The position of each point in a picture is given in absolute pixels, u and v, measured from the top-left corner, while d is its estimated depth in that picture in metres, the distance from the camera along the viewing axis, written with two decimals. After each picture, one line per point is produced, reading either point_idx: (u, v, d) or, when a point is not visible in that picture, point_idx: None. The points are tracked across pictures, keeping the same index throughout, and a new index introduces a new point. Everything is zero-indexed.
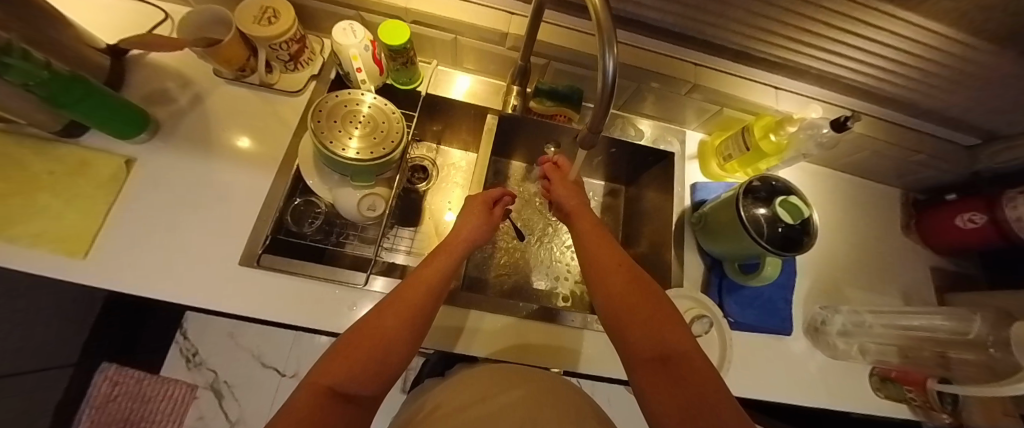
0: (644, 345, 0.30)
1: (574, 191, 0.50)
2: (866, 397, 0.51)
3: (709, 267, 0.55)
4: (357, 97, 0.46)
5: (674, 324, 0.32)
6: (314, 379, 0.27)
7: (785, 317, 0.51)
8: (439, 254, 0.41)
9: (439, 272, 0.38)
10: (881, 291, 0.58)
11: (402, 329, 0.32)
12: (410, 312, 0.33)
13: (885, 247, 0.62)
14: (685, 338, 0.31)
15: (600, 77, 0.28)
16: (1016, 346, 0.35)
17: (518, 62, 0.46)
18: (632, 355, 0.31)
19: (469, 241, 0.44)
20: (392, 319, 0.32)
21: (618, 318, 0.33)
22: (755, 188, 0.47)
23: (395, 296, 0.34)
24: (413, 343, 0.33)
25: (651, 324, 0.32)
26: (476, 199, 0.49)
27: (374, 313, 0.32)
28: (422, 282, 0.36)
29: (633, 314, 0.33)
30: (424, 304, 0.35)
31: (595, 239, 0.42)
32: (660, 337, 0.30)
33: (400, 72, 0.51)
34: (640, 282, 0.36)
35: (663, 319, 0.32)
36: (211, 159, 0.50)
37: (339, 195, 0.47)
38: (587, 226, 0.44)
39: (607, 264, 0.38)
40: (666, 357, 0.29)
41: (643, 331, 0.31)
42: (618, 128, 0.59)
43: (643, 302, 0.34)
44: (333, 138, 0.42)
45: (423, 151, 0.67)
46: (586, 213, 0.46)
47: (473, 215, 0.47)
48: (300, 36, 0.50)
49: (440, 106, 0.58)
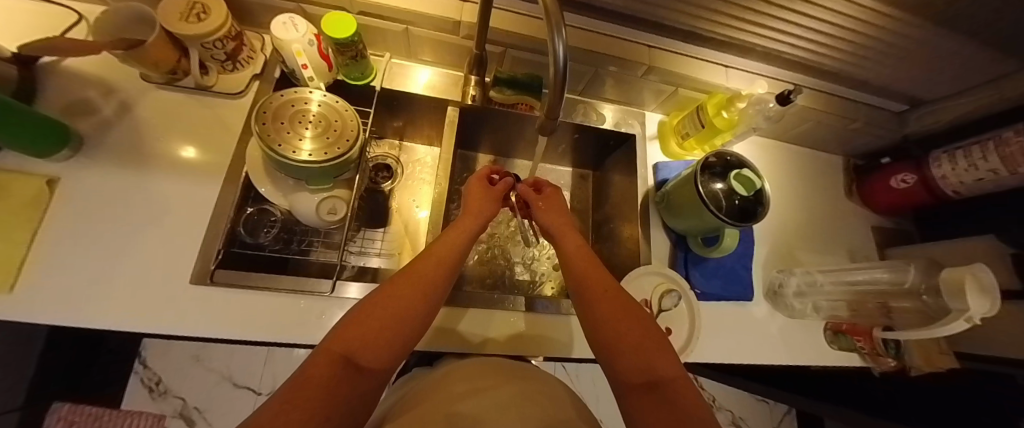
0: (634, 372, 0.31)
1: (553, 208, 0.49)
2: (822, 351, 0.56)
3: (675, 242, 0.57)
4: (305, 96, 0.44)
5: (663, 350, 0.33)
6: (327, 345, 0.27)
7: (746, 284, 0.54)
8: (455, 229, 0.41)
9: (454, 248, 0.39)
10: (831, 252, 0.63)
11: (416, 303, 0.32)
12: (426, 288, 0.34)
13: (832, 211, 0.66)
14: (674, 364, 0.32)
15: (553, 62, 0.28)
16: (948, 292, 0.40)
17: (473, 51, 0.45)
18: (622, 381, 0.32)
19: (482, 219, 0.44)
20: (405, 291, 0.33)
21: (614, 339, 0.34)
22: (711, 164, 0.49)
23: (410, 270, 0.35)
24: (426, 319, 0.33)
25: (643, 347, 0.33)
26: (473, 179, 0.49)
27: (388, 284, 0.33)
28: (437, 258, 0.37)
29: (627, 337, 0.34)
30: (438, 280, 0.35)
31: (585, 261, 0.42)
32: (651, 362, 0.32)
33: (351, 67, 0.49)
34: (627, 306, 0.37)
35: (656, 343, 0.33)
36: (149, 173, 0.46)
37: (295, 200, 0.44)
38: (572, 247, 0.44)
39: (596, 288, 0.38)
40: (655, 384, 0.30)
41: (636, 358, 0.32)
42: (580, 113, 0.60)
43: (636, 324, 0.35)
44: (282, 141, 0.40)
45: (386, 148, 0.65)
46: (572, 232, 0.46)
47: (479, 196, 0.46)
48: (236, 32, 0.47)
49: (398, 101, 0.56)
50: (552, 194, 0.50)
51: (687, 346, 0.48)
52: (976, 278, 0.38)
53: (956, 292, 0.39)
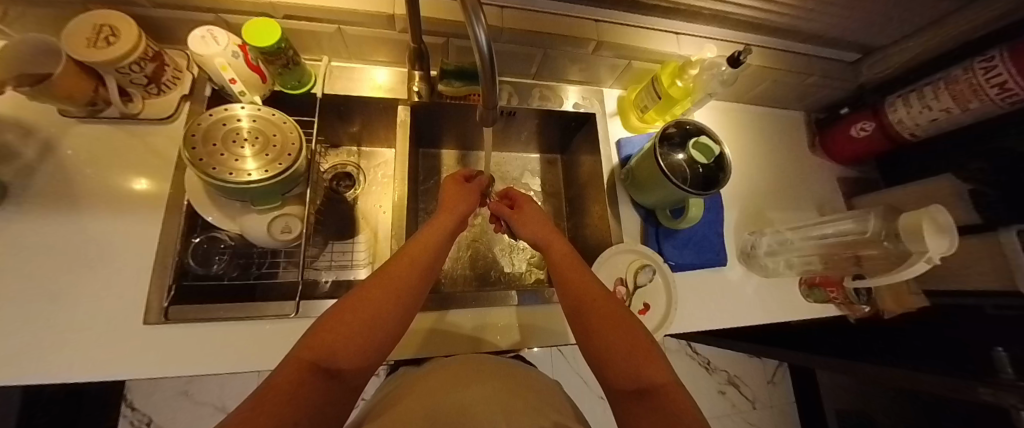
0: (625, 378, 0.30)
1: (535, 217, 0.47)
2: (799, 306, 0.57)
3: (645, 218, 0.56)
4: (236, 113, 0.41)
5: (653, 355, 0.31)
6: (297, 352, 0.26)
7: (719, 250, 0.55)
8: (429, 228, 0.40)
9: (428, 249, 0.37)
10: (800, 208, 0.64)
11: (390, 305, 0.31)
12: (401, 289, 0.32)
13: (799, 167, 0.67)
14: (664, 370, 0.30)
15: (478, 51, 0.26)
16: (908, 235, 0.40)
17: (411, 45, 0.43)
18: (614, 387, 0.31)
19: (458, 215, 0.43)
20: (376, 294, 0.31)
21: (603, 348, 0.32)
22: (670, 135, 0.49)
23: (383, 271, 0.33)
24: (403, 320, 0.32)
25: (631, 354, 0.31)
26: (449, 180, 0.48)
27: (361, 288, 0.31)
28: (409, 259, 0.35)
29: (617, 346, 0.32)
30: (415, 281, 0.34)
31: (570, 267, 0.40)
32: (639, 369, 0.30)
33: (286, 75, 0.46)
34: (616, 312, 0.35)
35: (643, 347, 0.32)
36: (84, 214, 0.43)
37: (245, 223, 0.42)
38: (558, 256, 0.41)
39: (583, 295, 0.36)
40: (646, 391, 0.29)
41: (624, 365, 0.31)
42: (537, 98, 0.58)
43: (624, 325, 0.33)
44: (217, 163, 0.38)
45: (343, 156, 0.63)
46: (558, 241, 0.43)
47: (454, 194, 0.46)
48: (153, 52, 0.43)
49: (346, 106, 0.54)
50: (526, 207, 0.48)
51: (665, 319, 0.48)
52: (932, 219, 0.39)
53: (914, 234, 0.39)
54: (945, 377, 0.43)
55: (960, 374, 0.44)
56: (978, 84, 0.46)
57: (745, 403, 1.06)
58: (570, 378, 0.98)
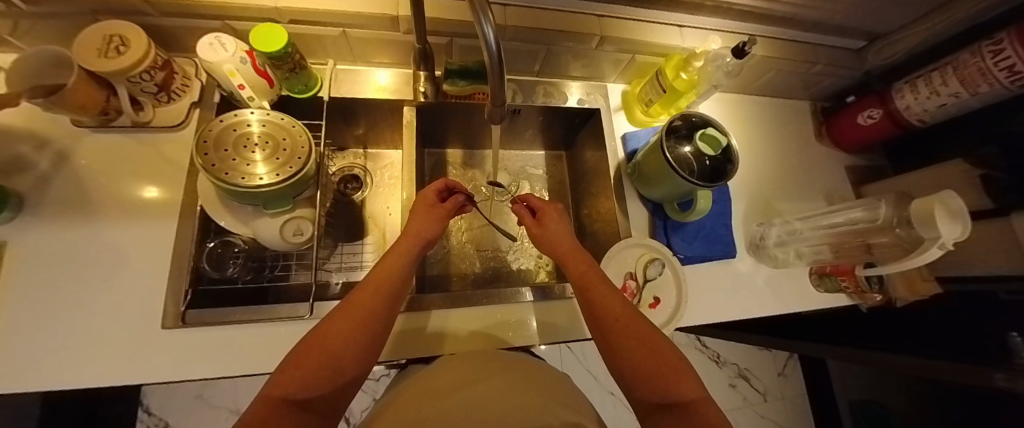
0: (655, 395, 0.30)
1: (558, 225, 0.46)
2: (811, 297, 0.57)
3: (652, 211, 0.56)
4: (245, 118, 0.42)
5: (680, 370, 0.32)
6: (267, 390, 0.26)
7: (728, 242, 0.54)
8: (393, 253, 0.39)
9: (394, 273, 0.37)
10: (808, 198, 0.63)
11: (358, 334, 0.31)
12: (366, 317, 0.32)
13: (805, 158, 0.66)
14: (693, 385, 0.31)
15: (486, 50, 0.27)
16: (919, 222, 0.40)
17: (416, 46, 0.43)
18: (645, 404, 0.31)
19: (425, 238, 0.42)
20: (340, 326, 0.31)
21: (626, 370, 0.33)
22: (676, 128, 0.48)
23: (348, 302, 0.33)
24: (371, 349, 0.32)
25: (656, 373, 0.31)
26: (421, 200, 0.46)
27: (325, 321, 0.31)
28: (375, 285, 0.35)
29: (643, 365, 0.32)
30: (380, 307, 0.33)
31: (592, 283, 0.39)
32: (668, 386, 0.30)
33: (293, 79, 0.47)
34: (637, 328, 0.34)
35: (670, 361, 0.32)
36: (101, 223, 0.43)
37: (257, 227, 0.42)
38: (581, 267, 0.41)
39: (607, 313, 0.36)
40: (677, 405, 0.30)
41: (652, 382, 0.31)
42: (542, 94, 0.58)
43: (648, 343, 0.33)
44: (229, 169, 0.38)
45: (350, 158, 0.63)
46: (577, 253, 0.42)
47: (424, 214, 0.44)
48: (163, 61, 0.44)
49: (351, 109, 0.54)
50: (548, 217, 0.46)
51: (677, 312, 0.48)
52: (945, 206, 0.39)
53: (926, 220, 0.39)
54: (962, 363, 0.43)
55: (978, 359, 0.44)
56: (986, 68, 0.45)
57: (757, 395, 1.06)
58: (579, 374, 0.98)
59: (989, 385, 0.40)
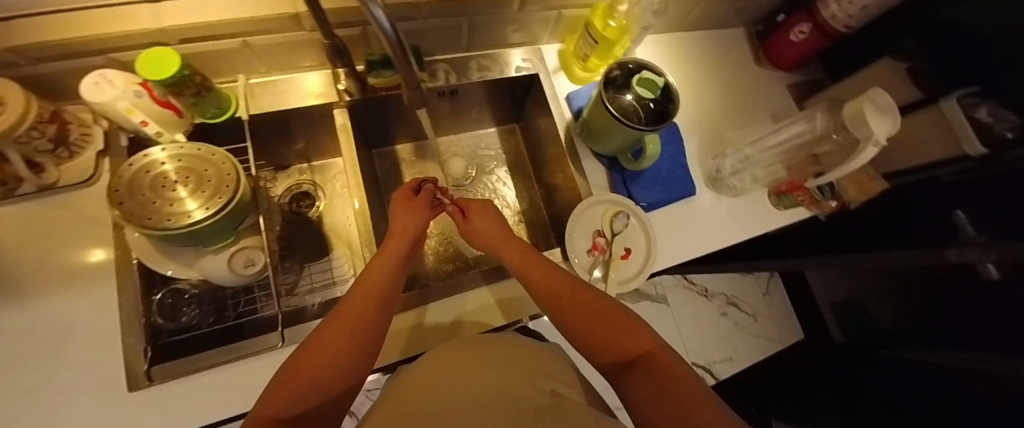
0: (613, 356, 0.32)
1: (487, 216, 0.46)
2: (772, 217, 0.59)
3: (609, 167, 0.56)
4: (156, 157, 0.38)
5: (632, 328, 0.33)
6: (256, 412, 0.24)
7: (686, 181, 0.55)
8: (383, 256, 0.38)
9: (382, 277, 0.36)
10: (756, 122, 0.64)
11: (352, 343, 0.30)
12: (358, 325, 0.31)
13: (747, 84, 0.67)
14: (647, 338, 0.32)
15: (382, 35, 0.25)
16: (852, 123, 0.43)
17: (324, 42, 0.39)
18: (609, 368, 0.32)
19: (412, 237, 0.41)
20: (333, 339, 0.29)
21: (583, 340, 0.34)
22: (612, 78, 0.48)
23: (339, 311, 0.32)
24: (366, 357, 0.31)
25: (608, 337, 0.32)
26: (402, 195, 0.44)
27: (315, 336, 0.30)
28: (366, 290, 0.34)
29: (595, 332, 0.33)
30: (372, 313, 0.33)
31: (532, 267, 0.40)
32: (622, 345, 0.32)
33: (202, 103, 0.43)
34: (585, 299, 0.36)
35: (621, 323, 0.34)
36: (34, 300, 0.40)
37: (204, 266, 0.40)
38: (517, 256, 0.42)
39: (552, 293, 0.37)
40: (633, 360, 0.30)
41: (608, 346, 0.32)
42: (477, 69, 0.55)
43: (597, 312, 0.35)
44: (151, 213, 0.35)
45: (296, 176, 0.60)
46: (511, 242, 0.43)
47: (406, 212, 0.43)
48: (49, 112, 0.40)
49: (280, 124, 0.51)
50: (478, 213, 0.46)
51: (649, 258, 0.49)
52: (872, 103, 0.41)
53: (857, 121, 0.42)
54: (908, 250, 0.47)
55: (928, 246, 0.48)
56: None
57: (747, 318, 1.12)
58: None
59: (932, 264, 0.44)
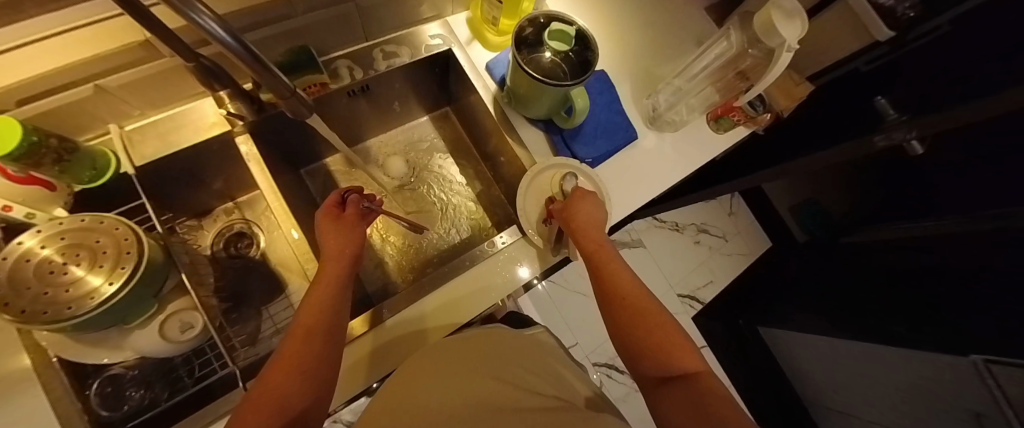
0: (660, 368, 0.35)
1: (586, 202, 0.46)
2: (713, 143, 0.60)
3: (547, 130, 0.55)
4: (32, 242, 0.33)
5: (685, 347, 0.36)
6: None
7: (625, 127, 0.55)
8: (319, 284, 0.38)
9: (325, 307, 0.36)
10: (683, 51, 0.64)
11: (299, 382, 0.30)
12: (304, 363, 0.31)
13: (668, 13, 0.66)
14: (696, 361, 0.35)
15: (226, 49, 0.21)
16: (764, 32, 0.43)
17: (188, 66, 0.34)
18: (653, 377, 0.36)
19: (349, 256, 0.41)
20: (277, 381, 0.29)
21: (633, 345, 0.37)
22: (525, 37, 0.45)
23: (283, 352, 0.32)
24: (318, 388, 0.32)
25: (662, 348, 0.36)
26: (325, 215, 0.43)
27: (260, 383, 0.29)
28: (308, 325, 0.34)
29: (649, 341, 0.36)
30: (319, 348, 0.33)
31: (608, 264, 0.43)
32: (675, 360, 0.35)
33: (74, 167, 0.37)
34: (651, 311, 0.39)
35: (676, 341, 0.36)
36: None
37: (137, 342, 0.37)
38: (594, 248, 0.43)
39: (624, 293, 0.40)
40: (680, 378, 0.34)
41: (659, 358, 0.35)
42: (383, 58, 0.50)
43: (662, 326, 0.38)
44: (47, 305, 0.31)
45: (224, 218, 0.56)
46: (594, 231, 0.44)
47: (336, 231, 0.42)
48: None
49: (181, 167, 0.45)
50: (575, 198, 0.46)
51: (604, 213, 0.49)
52: (779, 9, 0.41)
53: (768, 29, 0.42)
54: (846, 143, 0.51)
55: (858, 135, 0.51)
56: None
57: (718, 240, 1.18)
58: (568, 299, 1.02)
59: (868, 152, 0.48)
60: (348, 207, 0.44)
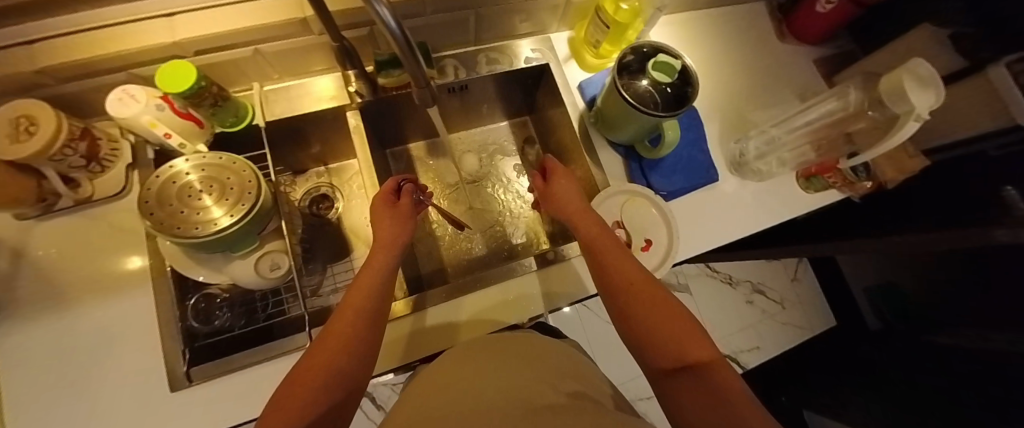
0: (664, 357, 0.29)
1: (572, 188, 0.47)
2: (800, 202, 0.56)
3: (626, 156, 0.54)
4: (180, 168, 0.39)
5: (694, 334, 0.30)
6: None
7: (707, 167, 0.53)
8: (368, 268, 0.38)
9: (370, 291, 0.35)
10: (781, 101, 0.61)
11: (342, 362, 0.29)
12: (346, 342, 0.31)
13: (769, 59, 0.63)
14: (707, 347, 0.29)
15: (389, 37, 0.23)
16: (892, 97, 0.40)
17: (333, 45, 0.39)
18: (657, 370, 0.29)
19: (401, 244, 0.42)
20: (323, 359, 0.29)
21: (633, 329, 0.32)
22: (627, 64, 0.46)
23: (328, 329, 0.32)
24: (357, 373, 0.30)
25: (665, 332, 0.30)
26: (378, 199, 0.45)
27: (307, 357, 0.29)
28: (353, 306, 0.34)
29: (649, 324, 0.31)
30: (362, 330, 0.32)
31: (603, 246, 0.40)
32: (681, 345, 0.29)
33: (221, 113, 0.44)
34: (652, 291, 0.34)
35: (681, 323, 0.30)
36: (75, 308, 0.43)
37: (233, 272, 0.41)
38: (592, 232, 0.42)
39: (619, 275, 0.36)
40: (687, 367, 0.27)
41: (661, 343, 0.30)
42: (485, 63, 0.54)
43: (664, 306, 0.32)
44: (180, 222, 0.36)
45: (314, 179, 0.62)
46: (589, 216, 0.43)
47: (389, 217, 0.44)
48: (81, 130, 0.42)
49: (297, 129, 0.52)
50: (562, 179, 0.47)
51: (670, 249, 0.48)
52: (912, 75, 0.38)
53: (898, 95, 0.39)
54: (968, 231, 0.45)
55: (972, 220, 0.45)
56: None
57: (774, 305, 1.08)
58: (599, 328, 0.99)
59: None
60: (404, 197, 0.47)
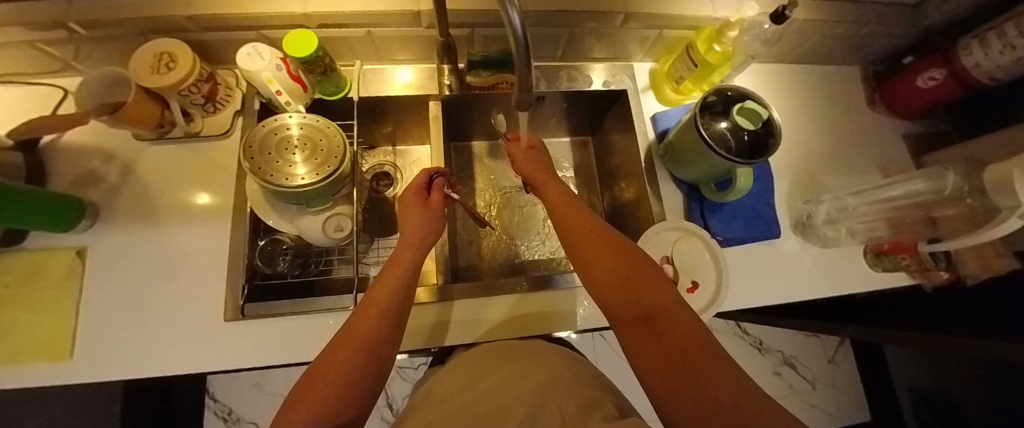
0: (625, 307, 0.28)
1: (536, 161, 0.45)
2: (863, 278, 0.53)
3: (687, 194, 0.54)
4: (284, 122, 0.44)
5: (653, 280, 0.29)
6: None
7: (771, 221, 0.52)
8: (392, 266, 0.36)
9: (393, 287, 0.33)
10: (860, 171, 0.58)
11: (366, 363, 0.26)
12: (370, 341, 0.28)
13: (853, 126, 0.61)
14: (665, 292, 0.28)
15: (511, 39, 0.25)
16: (994, 189, 0.35)
17: (439, 39, 0.42)
18: (617, 319, 0.28)
19: (427, 244, 0.40)
20: (342, 356, 0.26)
21: (596, 282, 0.31)
22: (711, 103, 0.46)
23: (350, 326, 0.29)
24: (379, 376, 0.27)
25: (630, 285, 0.28)
26: (409, 194, 0.44)
27: (326, 354, 0.26)
28: (376, 303, 0.31)
29: (611, 276, 0.30)
30: (386, 329, 0.29)
31: (566, 205, 0.38)
32: (642, 294, 0.28)
33: (325, 82, 0.49)
34: (619, 244, 0.32)
35: (644, 274, 0.29)
36: (163, 226, 0.47)
37: (302, 224, 0.45)
38: (554, 197, 0.40)
39: (580, 232, 0.34)
40: (648, 316, 0.26)
41: (623, 295, 0.28)
42: (565, 79, 0.56)
43: (630, 258, 0.31)
44: (273, 170, 0.40)
45: (380, 156, 0.65)
46: (553, 182, 0.42)
47: (420, 214, 0.42)
48: (208, 74, 0.47)
49: (382, 107, 0.55)
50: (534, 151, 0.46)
51: (719, 298, 0.46)
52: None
53: (1002, 188, 0.34)
54: None
55: None
56: None
57: (804, 383, 1.00)
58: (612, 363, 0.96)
59: None
60: (432, 193, 0.45)
